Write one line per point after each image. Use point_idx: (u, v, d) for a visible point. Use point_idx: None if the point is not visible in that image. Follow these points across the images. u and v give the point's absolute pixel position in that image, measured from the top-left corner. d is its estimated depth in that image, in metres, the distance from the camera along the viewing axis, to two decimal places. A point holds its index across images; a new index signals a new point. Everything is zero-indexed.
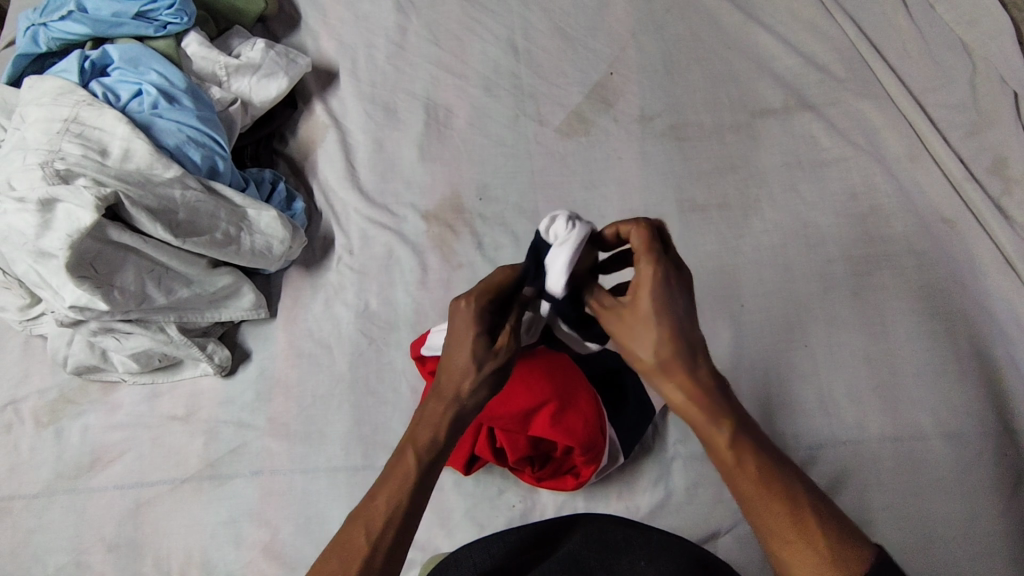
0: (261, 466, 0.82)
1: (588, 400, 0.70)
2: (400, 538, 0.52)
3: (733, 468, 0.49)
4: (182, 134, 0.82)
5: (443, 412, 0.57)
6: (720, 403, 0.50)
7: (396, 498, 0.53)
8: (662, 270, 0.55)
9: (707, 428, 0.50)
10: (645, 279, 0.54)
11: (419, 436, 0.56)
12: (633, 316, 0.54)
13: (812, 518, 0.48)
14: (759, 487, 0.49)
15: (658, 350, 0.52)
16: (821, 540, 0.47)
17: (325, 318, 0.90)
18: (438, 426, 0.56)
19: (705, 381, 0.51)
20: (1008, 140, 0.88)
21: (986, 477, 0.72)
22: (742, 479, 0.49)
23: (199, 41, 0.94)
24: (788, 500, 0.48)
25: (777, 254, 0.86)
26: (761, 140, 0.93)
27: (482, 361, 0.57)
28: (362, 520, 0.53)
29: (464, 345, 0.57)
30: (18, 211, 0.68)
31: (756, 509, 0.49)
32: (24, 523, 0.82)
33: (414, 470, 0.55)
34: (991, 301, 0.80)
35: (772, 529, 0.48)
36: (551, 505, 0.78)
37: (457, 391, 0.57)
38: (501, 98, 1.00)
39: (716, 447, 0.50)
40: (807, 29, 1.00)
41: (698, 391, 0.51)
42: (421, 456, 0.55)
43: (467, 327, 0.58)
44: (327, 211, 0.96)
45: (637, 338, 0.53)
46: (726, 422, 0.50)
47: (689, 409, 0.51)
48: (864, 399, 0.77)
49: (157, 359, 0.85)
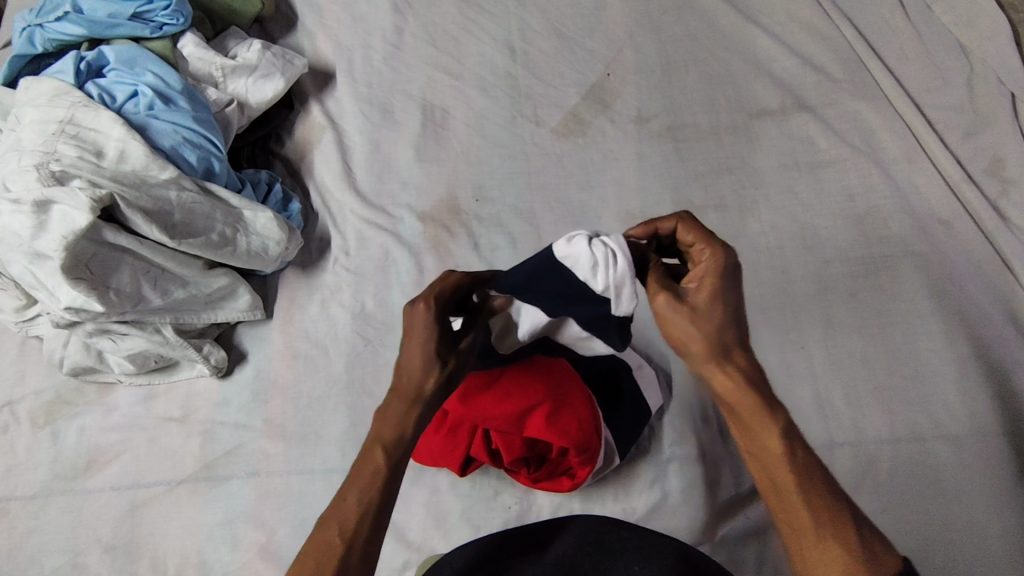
0: (257, 467, 0.82)
1: (582, 400, 0.71)
2: (372, 534, 0.53)
3: (779, 457, 0.52)
4: (178, 135, 0.82)
5: (406, 411, 0.56)
6: (771, 397, 0.54)
7: (366, 496, 0.54)
8: (727, 261, 0.57)
9: (758, 421, 0.53)
10: (710, 267, 0.57)
11: (384, 434, 0.56)
12: (698, 298, 0.56)
13: (844, 516, 0.50)
14: (800, 478, 0.51)
15: (718, 337, 0.55)
16: (853, 541, 0.49)
17: (322, 319, 0.90)
18: (403, 424, 0.56)
19: (756, 374, 0.55)
20: (1005, 141, 0.88)
21: (983, 478, 0.72)
22: (785, 470, 0.52)
23: (195, 42, 0.94)
24: (825, 495, 0.51)
25: (773, 255, 0.86)
26: (757, 141, 0.93)
27: (441, 360, 0.57)
28: (337, 518, 0.53)
29: (419, 351, 0.56)
30: (14, 212, 0.68)
31: (792, 499, 0.51)
32: (21, 524, 0.82)
33: (383, 467, 0.55)
34: (988, 301, 0.80)
35: (806, 520, 0.50)
36: (547, 506, 0.78)
37: (418, 389, 0.57)
38: (498, 99, 0.99)
39: (764, 435, 0.53)
40: (804, 29, 1.00)
41: (752, 383, 0.54)
42: (389, 453, 0.56)
43: (424, 329, 0.56)
44: (323, 212, 0.96)
45: (698, 319, 0.55)
46: (777, 414, 0.53)
47: (738, 396, 0.54)
48: (861, 400, 0.77)
49: (153, 360, 0.85)
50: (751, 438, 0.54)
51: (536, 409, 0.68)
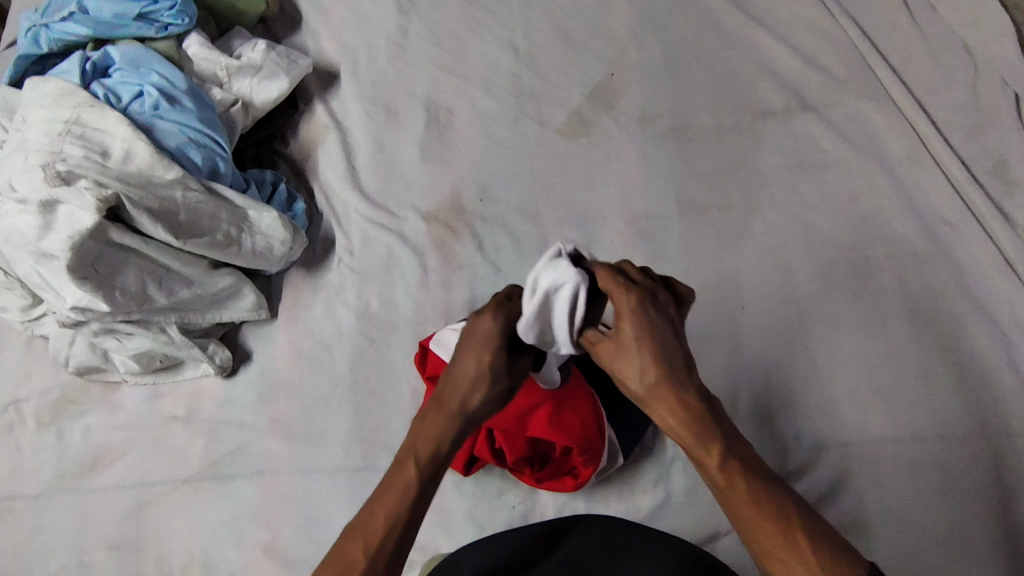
0: (262, 467, 0.83)
1: (586, 401, 0.71)
2: (398, 549, 0.53)
3: (725, 488, 0.51)
4: (184, 135, 0.83)
5: (445, 429, 0.55)
6: (707, 419, 0.53)
7: (395, 512, 0.53)
8: (636, 299, 0.54)
9: (696, 450, 0.53)
10: (620, 311, 0.55)
11: (420, 448, 0.55)
12: (613, 345, 0.55)
13: (801, 532, 0.48)
14: (751, 503, 0.50)
15: (643, 374, 0.54)
16: (811, 557, 0.47)
17: (326, 319, 0.90)
18: (441, 440, 0.55)
19: (686, 400, 0.53)
20: (1009, 141, 0.88)
21: (985, 478, 0.72)
22: (732, 498, 0.51)
23: (199, 42, 0.94)
24: (779, 516, 0.49)
25: (777, 255, 0.86)
26: (762, 141, 0.93)
27: (493, 376, 0.56)
28: (361, 530, 0.53)
29: (480, 356, 0.56)
30: (21, 212, 0.69)
31: (749, 527, 0.50)
32: (26, 523, 0.82)
33: (414, 486, 0.54)
34: (991, 302, 0.80)
35: (766, 545, 0.49)
36: (551, 505, 0.78)
37: (463, 402, 0.56)
38: (502, 99, 1.00)
39: (705, 467, 0.53)
40: (807, 29, 1.00)
41: (685, 415, 0.53)
42: (422, 469, 0.54)
43: (490, 336, 0.56)
44: (327, 211, 0.96)
45: (619, 365, 0.55)
46: (713, 444, 0.52)
47: (679, 431, 0.53)
48: (864, 400, 0.77)
49: (158, 360, 0.86)
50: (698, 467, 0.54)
51: (538, 409, 0.69)
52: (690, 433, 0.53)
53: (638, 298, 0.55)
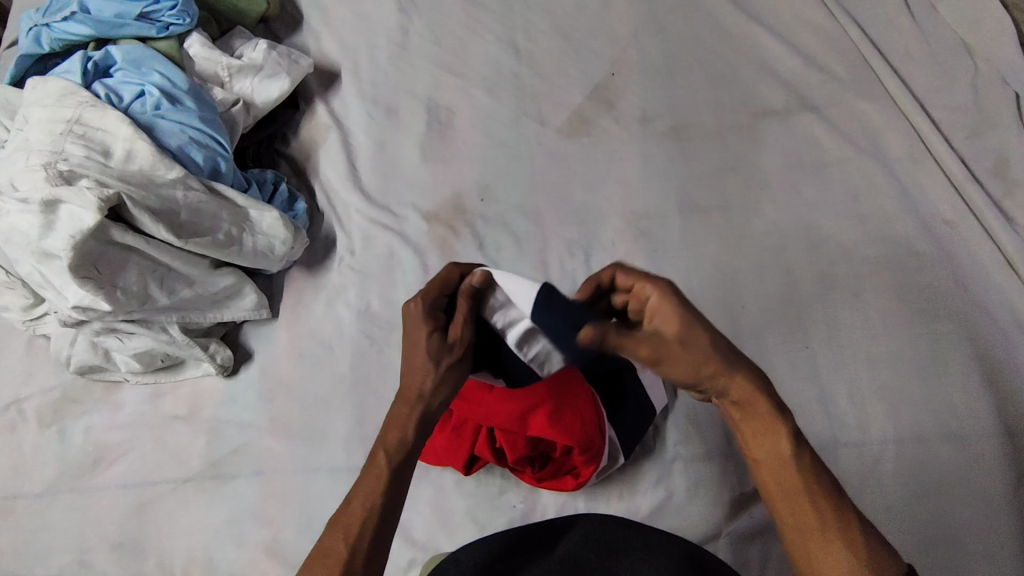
0: (263, 466, 0.83)
1: (587, 401, 0.72)
2: (377, 536, 0.57)
3: (784, 468, 0.55)
4: (185, 135, 0.83)
5: (409, 414, 0.61)
6: (780, 405, 0.56)
7: (370, 501, 0.58)
8: (667, 281, 0.56)
9: (767, 430, 0.56)
10: (660, 294, 0.55)
11: (389, 440, 0.61)
12: (671, 329, 0.54)
13: (854, 521, 0.52)
14: (809, 488, 0.54)
15: (713, 350, 0.54)
16: (861, 544, 0.51)
17: (327, 319, 0.90)
18: (404, 427, 0.61)
19: (762, 383, 0.56)
20: (1009, 139, 0.88)
21: (988, 477, 0.72)
22: (793, 482, 0.55)
23: (201, 41, 0.94)
24: (835, 505, 0.53)
25: (777, 254, 0.86)
26: (761, 140, 0.93)
27: (436, 356, 0.61)
28: (341, 523, 0.57)
29: (421, 346, 0.61)
30: (22, 212, 0.69)
31: (801, 509, 0.54)
32: (27, 522, 0.82)
33: (385, 471, 0.59)
34: (991, 301, 0.80)
35: (816, 528, 0.53)
36: (552, 505, 0.78)
37: (421, 388, 0.61)
38: (502, 98, 1.00)
39: (772, 446, 0.56)
40: (807, 29, 1.00)
41: (760, 396, 0.56)
42: (391, 457, 0.60)
43: (420, 327, 0.62)
44: (328, 211, 0.97)
45: (689, 345, 0.53)
46: (784, 427, 0.55)
47: (748, 406, 0.57)
48: (865, 399, 0.77)
49: (159, 359, 0.86)
50: (759, 447, 0.57)
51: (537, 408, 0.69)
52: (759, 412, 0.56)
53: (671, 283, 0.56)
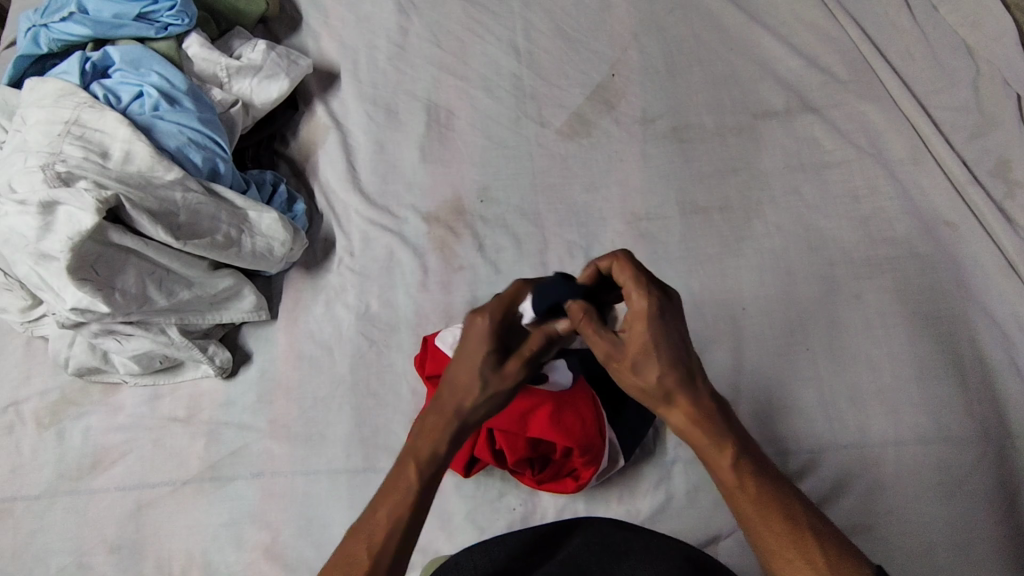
0: (262, 468, 0.83)
1: (587, 402, 0.72)
2: (400, 550, 0.53)
3: (734, 490, 0.51)
4: (183, 136, 0.82)
5: (444, 427, 0.56)
6: (722, 421, 0.52)
7: (396, 514, 0.54)
8: (656, 303, 0.55)
9: (709, 451, 0.52)
10: (637, 312, 0.55)
11: (420, 452, 0.56)
12: (628, 348, 0.55)
13: (808, 534, 0.49)
14: (761, 506, 0.50)
15: (661, 382, 0.53)
16: (819, 558, 0.48)
17: (326, 320, 0.90)
18: (438, 440, 0.56)
19: (704, 403, 0.53)
20: (1010, 140, 0.88)
21: (987, 479, 0.72)
22: (743, 501, 0.51)
23: (200, 41, 0.94)
24: (788, 519, 0.50)
25: (778, 255, 0.86)
26: (762, 141, 0.93)
27: (486, 379, 0.56)
28: (364, 534, 0.54)
29: (473, 360, 0.57)
30: (19, 214, 0.69)
31: (756, 527, 0.50)
32: (25, 524, 0.82)
33: (416, 485, 0.55)
34: (993, 303, 0.80)
35: (773, 547, 0.50)
36: (551, 507, 0.78)
37: (461, 405, 0.56)
38: (502, 99, 0.99)
39: (717, 467, 0.52)
40: (808, 30, 1.00)
41: (701, 416, 0.52)
42: (422, 471, 0.55)
43: (481, 340, 0.57)
44: (327, 212, 0.96)
45: (637, 369, 0.54)
46: (727, 445, 0.52)
47: (692, 431, 0.53)
48: (866, 401, 0.77)
49: (158, 360, 0.85)
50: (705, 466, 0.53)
51: (538, 409, 0.69)
52: (705, 433, 0.52)
53: (655, 301, 0.55)
